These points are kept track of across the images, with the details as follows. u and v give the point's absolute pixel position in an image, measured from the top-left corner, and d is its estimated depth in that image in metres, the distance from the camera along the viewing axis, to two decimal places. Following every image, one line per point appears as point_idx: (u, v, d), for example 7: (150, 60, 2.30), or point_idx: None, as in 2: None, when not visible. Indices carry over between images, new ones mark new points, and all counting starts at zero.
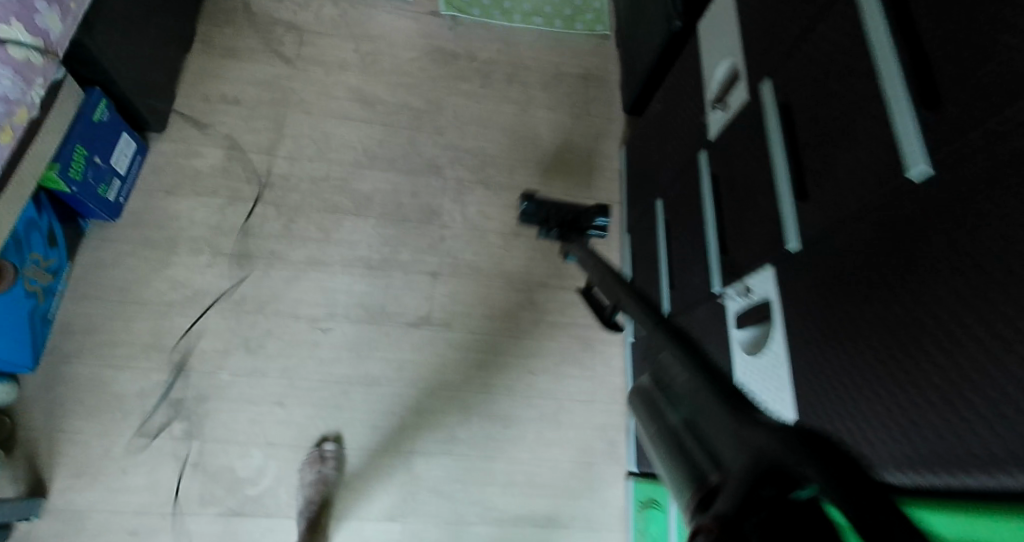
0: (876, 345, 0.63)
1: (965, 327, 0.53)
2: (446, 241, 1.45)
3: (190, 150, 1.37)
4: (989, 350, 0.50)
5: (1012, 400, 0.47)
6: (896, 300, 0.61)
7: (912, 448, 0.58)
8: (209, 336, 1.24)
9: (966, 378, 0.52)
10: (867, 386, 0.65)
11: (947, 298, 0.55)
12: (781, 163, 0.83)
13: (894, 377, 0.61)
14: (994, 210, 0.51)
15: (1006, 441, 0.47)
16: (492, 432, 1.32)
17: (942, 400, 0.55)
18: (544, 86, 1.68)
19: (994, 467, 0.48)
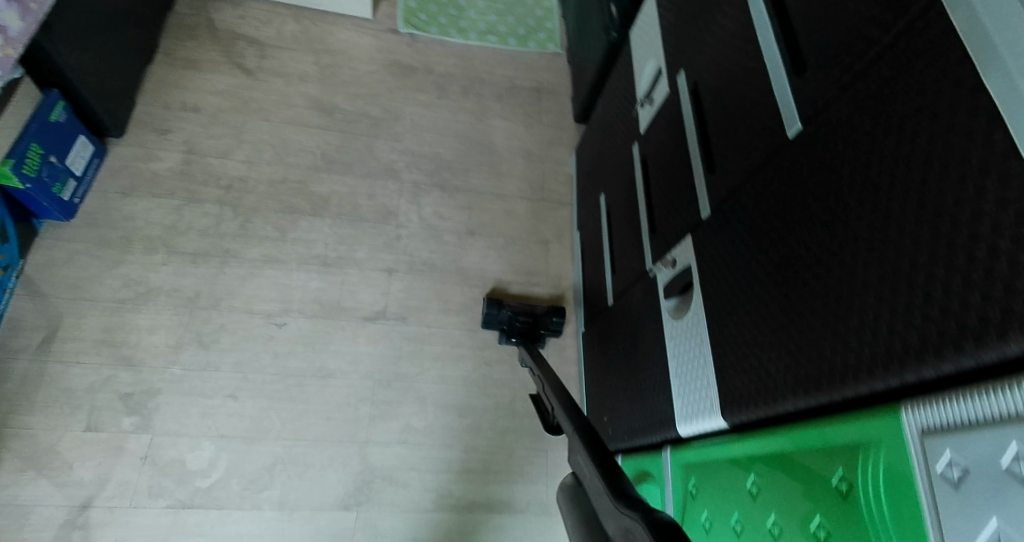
0: (772, 283, 0.72)
1: (838, 251, 0.61)
2: (402, 239, 1.50)
3: (149, 154, 1.40)
4: (857, 266, 0.58)
5: (878, 303, 0.55)
6: (785, 241, 0.70)
7: (800, 368, 0.65)
8: (162, 331, 1.25)
9: (841, 294, 0.60)
10: (765, 324, 0.72)
11: (820, 229, 0.64)
12: (693, 142, 0.93)
13: (786, 309, 0.69)
14: (851, 149, 0.60)
15: (876, 338, 0.55)
16: (447, 423, 1.34)
17: (823, 318, 0.63)
18: (498, 97, 1.77)
19: (867, 363, 0.56)
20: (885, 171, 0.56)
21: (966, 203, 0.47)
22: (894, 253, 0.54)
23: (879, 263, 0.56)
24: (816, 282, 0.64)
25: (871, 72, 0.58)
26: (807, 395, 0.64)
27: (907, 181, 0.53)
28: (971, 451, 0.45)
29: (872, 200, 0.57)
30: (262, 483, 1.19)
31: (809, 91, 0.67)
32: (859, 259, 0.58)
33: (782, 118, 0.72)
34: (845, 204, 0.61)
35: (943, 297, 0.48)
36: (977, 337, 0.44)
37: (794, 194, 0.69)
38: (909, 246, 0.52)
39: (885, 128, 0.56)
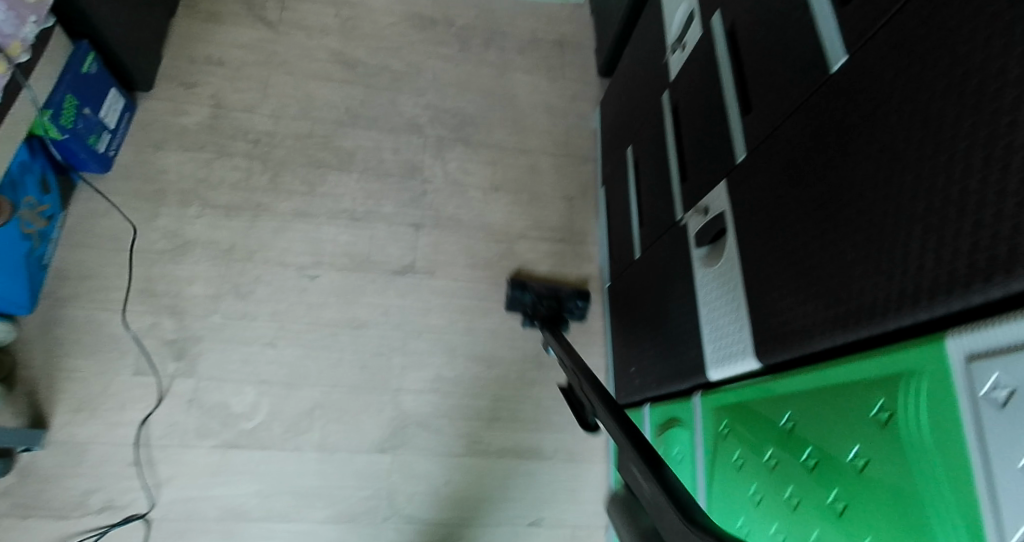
0: (812, 222, 0.73)
1: (883, 184, 0.62)
2: (428, 194, 1.51)
3: (176, 108, 1.41)
4: (903, 198, 0.59)
5: (925, 232, 0.56)
6: (826, 179, 0.71)
7: (840, 302, 0.67)
8: (200, 281, 1.29)
9: (885, 227, 0.61)
10: (805, 262, 0.74)
11: (865, 164, 0.65)
12: (729, 85, 0.93)
13: (827, 246, 0.70)
14: (900, 80, 0.61)
15: (922, 267, 0.56)
16: (477, 372, 1.38)
17: (866, 252, 0.64)
18: (520, 51, 1.74)
19: (910, 291, 0.58)
20: (933, 100, 0.56)
21: (1020, 123, 0.47)
22: (943, 181, 0.55)
23: (926, 193, 0.56)
24: (857, 216, 0.66)
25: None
26: (848, 327, 0.66)
27: (959, 107, 0.53)
28: (1017, 367, 0.47)
29: (921, 130, 0.57)
30: (303, 427, 1.25)
31: (855, 24, 0.67)
32: (905, 190, 0.59)
33: (826, 53, 0.71)
34: (892, 136, 0.61)
35: (991, 220, 0.49)
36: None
37: (837, 130, 0.69)
38: (958, 172, 0.53)
39: (937, 55, 0.56)
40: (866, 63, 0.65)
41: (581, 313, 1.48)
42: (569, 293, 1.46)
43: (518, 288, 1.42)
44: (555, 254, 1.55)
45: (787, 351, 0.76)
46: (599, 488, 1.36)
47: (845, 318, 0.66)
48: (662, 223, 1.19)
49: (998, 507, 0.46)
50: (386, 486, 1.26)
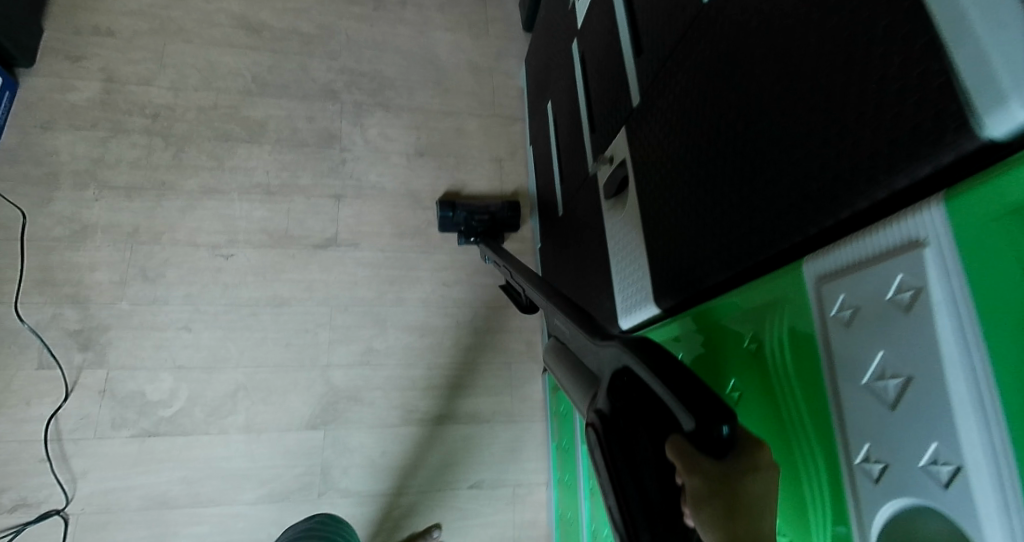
0: (692, 159, 0.72)
1: (747, 112, 0.61)
2: (347, 163, 1.45)
3: (64, 84, 1.31)
4: (764, 125, 0.58)
5: (783, 158, 0.56)
6: (702, 113, 0.69)
7: (718, 241, 0.66)
8: (105, 267, 1.22)
9: (751, 156, 0.60)
10: (688, 203, 0.73)
11: (732, 94, 0.63)
12: (622, 27, 0.89)
13: (704, 183, 0.69)
14: (761, 3, 0.59)
15: (781, 194, 0.56)
16: (409, 342, 1.36)
17: (735, 184, 0.63)
18: (440, 7, 1.67)
19: (774, 223, 0.57)
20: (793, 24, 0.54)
21: (872, 41, 0.46)
22: (797, 103, 0.54)
23: (783, 116, 0.56)
24: (729, 151, 0.64)
25: None
26: (724, 263, 0.65)
27: (811, 24, 0.52)
28: (860, 289, 0.46)
29: (778, 53, 0.56)
30: (226, 410, 1.21)
31: None
32: (765, 116, 0.58)
33: None
34: (753, 62, 0.60)
35: (839, 138, 0.49)
36: (870, 168, 0.46)
37: (708, 62, 0.67)
38: (811, 92, 0.52)
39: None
40: None
41: (516, 222, 1.47)
42: (500, 206, 1.44)
43: (446, 210, 1.39)
44: None
45: (678, 291, 0.76)
46: (538, 448, 1.37)
47: (722, 253, 0.66)
48: (578, 177, 1.17)
49: (847, 430, 0.47)
50: (320, 462, 1.24)
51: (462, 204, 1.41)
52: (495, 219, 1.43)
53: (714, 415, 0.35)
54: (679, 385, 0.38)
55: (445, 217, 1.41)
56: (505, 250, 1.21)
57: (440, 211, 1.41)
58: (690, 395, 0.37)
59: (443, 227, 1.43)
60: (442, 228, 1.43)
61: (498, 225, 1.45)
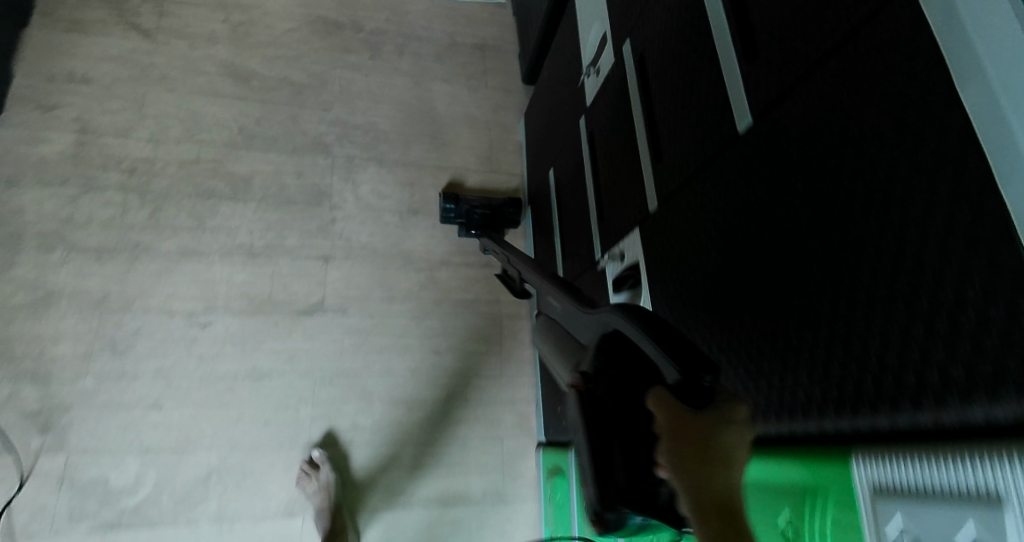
0: (720, 297, 0.65)
1: (790, 270, 0.54)
2: (337, 222, 1.38)
3: (33, 136, 1.22)
4: (810, 292, 0.52)
5: (830, 335, 0.49)
6: (735, 251, 0.63)
7: (751, 398, 0.60)
8: (68, 339, 1.12)
9: (792, 321, 0.54)
10: (715, 341, 0.66)
11: (772, 245, 0.57)
12: (640, 127, 0.84)
13: (735, 327, 0.62)
14: (806, 152, 0.53)
15: (827, 375, 0.50)
16: (398, 417, 1.28)
17: (772, 343, 0.57)
18: (437, 58, 1.63)
19: (819, 405, 0.51)
20: (845, 190, 0.48)
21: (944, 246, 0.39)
22: (851, 283, 0.47)
23: (831, 288, 0.49)
24: (765, 302, 0.58)
25: (830, 65, 0.50)
26: (760, 424, 0.59)
27: (869, 201, 0.46)
28: (923, 521, 0.40)
29: (828, 219, 0.50)
30: (197, 497, 1.12)
31: (758, 84, 0.58)
32: (812, 284, 0.52)
33: (731, 110, 0.63)
34: (799, 219, 0.53)
35: (900, 340, 0.43)
36: (938, 392, 0.39)
37: (745, 200, 0.61)
38: (869, 278, 0.46)
39: (844, 136, 0.48)
40: (774, 131, 0.57)
41: (516, 218, 1.48)
42: (500, 202, 1.46)
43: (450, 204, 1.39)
44: (482, 281, 1.45)
45: None
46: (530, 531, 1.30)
47: (757, 414, 0.59)
48: (583, 260, 1.11)
49: None
50: None
51: (466, 197, 1.42)
52: (495, 213, 1.45)
53: (697, 367, 0.39)
54: (663, 338, 0.43)
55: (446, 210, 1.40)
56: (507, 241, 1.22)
57: (443, 204, 1.41)
58: (672, 347, 0.41)
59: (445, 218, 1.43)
60: (443, 219, 1.42)
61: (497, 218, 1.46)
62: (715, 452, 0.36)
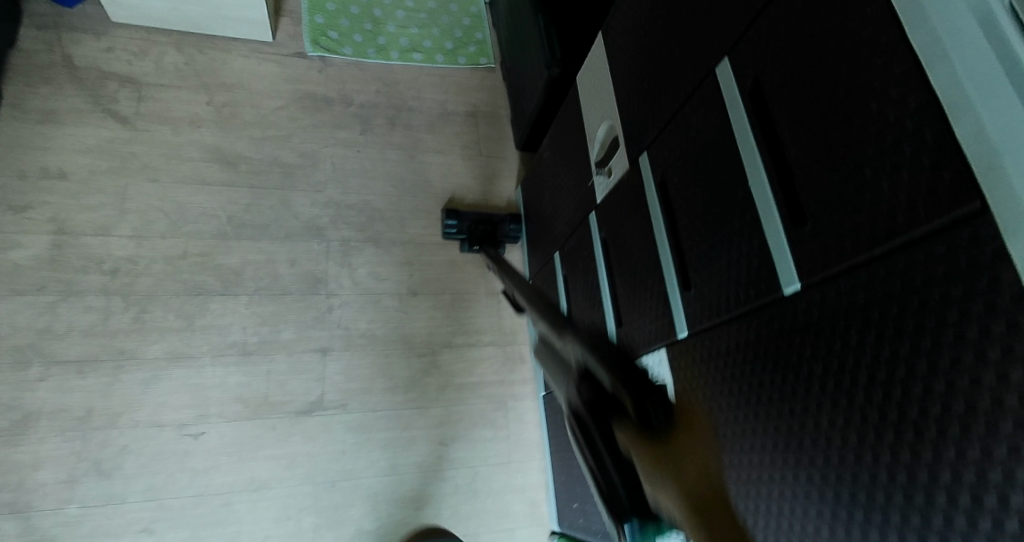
0: (765, 460, 0.59)
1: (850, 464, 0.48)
2: (334, 310, 1.32)
3: (6, 241, 1.14)
4: (876, 494, 0.46)
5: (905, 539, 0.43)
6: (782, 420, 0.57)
7: None
8: (49, 465, 1.03)
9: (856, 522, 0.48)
10: (765, 508, 0.59)
11: (829, 429, 0.51)
12: (665, 248, 0.81)
13: (787, 496, 0.56)
14: (863, 327, 0.48)
15: None
16: (405, 519, 1.21)
17: (835, 526, 0.50)
18: (430, 128, 1.60)
19: None
20: (912, 380, 0.43)
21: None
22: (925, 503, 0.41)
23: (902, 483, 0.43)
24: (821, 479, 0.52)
25: (896, 260, 0.44)
26: None
27: (945, 422, 0.40)
28: None
29: (897, 415, 0.44)
30: None
31: (810, 251, 0.54)
32: (879, 488, 0.45)
33: (776, 270, 0.58)
34: (863, 412, 0.47)
35: None
36: None
37: (796, 368, 0.55)
38: (945, 477, 0.40)
39: (914, 327, 0.43)
40: (830, 306, 0.51)
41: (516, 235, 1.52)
42: (501, 218, 1.50)
43: (451, 219, 1.43)
44: (487, 361, 1.39)
45: None
46: None
47: None
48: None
49: None
50: None
51: (467, 213, 1.45)
52: (496, 228, 1.48)
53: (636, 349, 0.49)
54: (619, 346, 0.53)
55: (447, 226, 1.44)
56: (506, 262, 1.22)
57: (444, 219, 1.44)
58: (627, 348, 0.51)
59: (446, 234, 1.46)
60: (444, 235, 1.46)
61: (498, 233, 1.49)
62: (682, 463, 0.47)
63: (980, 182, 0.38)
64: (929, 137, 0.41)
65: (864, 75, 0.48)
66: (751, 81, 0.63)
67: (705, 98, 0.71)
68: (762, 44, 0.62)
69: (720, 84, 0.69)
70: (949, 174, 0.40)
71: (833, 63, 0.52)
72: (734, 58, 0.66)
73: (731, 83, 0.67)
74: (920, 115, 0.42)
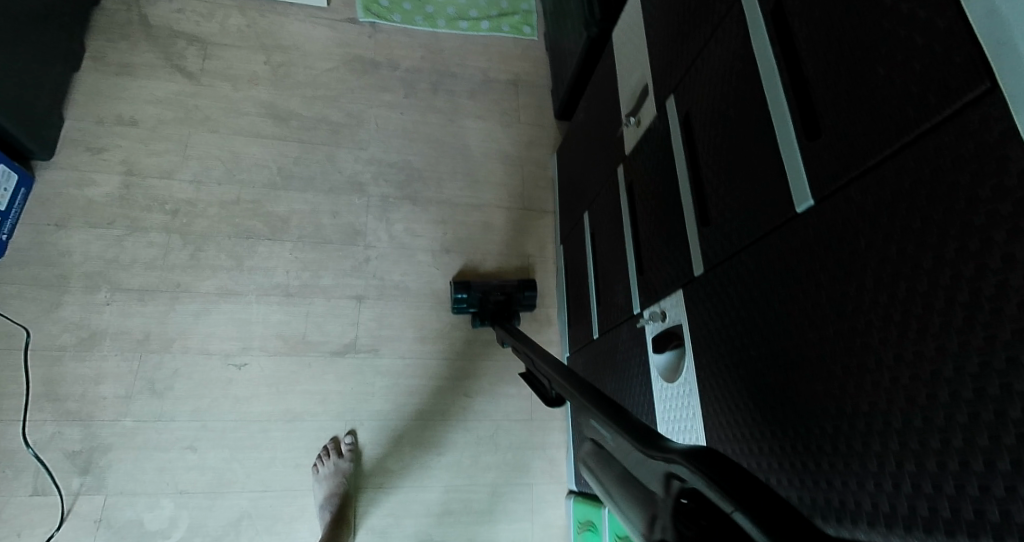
0: (767, 365, 0.61)
1: (855, 378, 0.50)
2: (371, 261, 1.38)
3: (83, 179, 1.26)
4: (877, 401, 0.47)
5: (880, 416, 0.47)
6: (796, 346, 0.57)
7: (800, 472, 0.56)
8: (109, 381, 1.14)
9: (854, 444, 0.49)
10: (762, 401, 0.62)
11: (839, 348, 0.52)
12: (685, 186, 0.80)
13: (775, 394, 0.60)
14: (869, 225, 0.49)
15: (867, 450, 0.48)
16: (427, 461, 1.26)
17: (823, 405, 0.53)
18: (471, 94, 1.64)
19: (861, 478, 0.49)
20: (906, 275, 0.45)
21: (994, 367, 0.38)
22: (921, 420, 0.43)
23: (886, 367, 0.46)
24: (817, 364, 0.54)
25: (904, 159, 0.45)
26: (796, 486, 0.57)
27: (944, 338, 0.42)
28: None
29: (887, 308, 0.47)
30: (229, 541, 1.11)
31: (821, 163, 0.54)
32: (878, 409, 0.47)
33: (789, 190, 0.59)
34: (880, 335, 0.47)
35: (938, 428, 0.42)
36: (976, 502, 0.39)
37: (806, 285, 0.56)
38: (927, 376, 0.43)
39: (907, 226, 0.45)
40: (839, 218, 0.52)
41: (533, 303, 1.39)
42: (518, 285, 1.37)
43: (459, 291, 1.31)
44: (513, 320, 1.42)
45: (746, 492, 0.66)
46: None
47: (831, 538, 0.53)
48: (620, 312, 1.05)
49: None
50: None
51: (478, 284, 1.33)
52: (510, 298, 1.35)
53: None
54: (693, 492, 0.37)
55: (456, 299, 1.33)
56: (526, 337, 1.06)
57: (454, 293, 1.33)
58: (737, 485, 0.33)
59: (457, 305, 1.34)
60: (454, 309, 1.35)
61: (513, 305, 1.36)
62: None
63: (992, 60, 0.38)
64: (941, 24, 0.42)
65: None
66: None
67: (730, 24, 0.70)
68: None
69: (742, 7, 0.67)
70: (962, 58, 0.40)
71: None
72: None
73: (752, 3, 0.65)
74: (935, 2, 0.43)
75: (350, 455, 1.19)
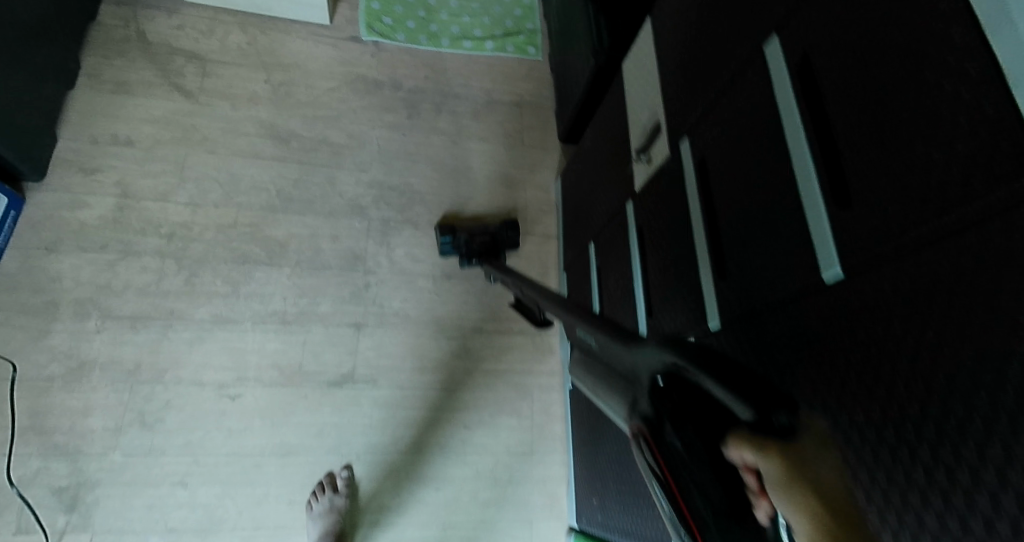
0: None
1: (888, 464, 0.47)
2: (371, 287, 1.35)
3: (75, 201, 1.23)
4: (911, 493, 0.44)
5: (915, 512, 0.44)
6: (824, 420, 0.54)
7: None
8: (98, 413, 1.10)
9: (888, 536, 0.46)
10: None
11: (869, 429, 0.49)
12: (701, 234, 0.77)
13: None
14: (906, 307, 0.46)
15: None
16: (424, 496, 1.23)
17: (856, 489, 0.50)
18: (475, 115, 1.61)
19: None
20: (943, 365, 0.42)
21: None
22: (958, 524, 0.40)
23: (922, 460, 0.43)
24: (847, 444, 0.51)
25: (944, 243, 0.42)
26: None
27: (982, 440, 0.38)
28: None
29: (921, 397, 0.44)
30: None
31: (852, 233, 0.52)
32: (913, 504, 0.44)
33: (815, 255, 0.56)
34: (914, 425, 0.44)
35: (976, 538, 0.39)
36: None
37: (835, 358, 0.53)
38: (964, 478, 0.40)
39: (945, 313, 0.42)
40: (872, 293, 0.49)
41: (516, 243, 1.44)
42: (501, 226, 1.41)
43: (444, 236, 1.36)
44: (514, 349, 1.39)
45: None
46: None
47: None
48: None
49: None
50: None
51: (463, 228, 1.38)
52: (496, 239, 1.39)
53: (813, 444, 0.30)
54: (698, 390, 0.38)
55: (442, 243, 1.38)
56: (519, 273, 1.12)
57: (439, 235, 1.38)
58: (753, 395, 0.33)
59: (443, 247, 1.39)
60: (441, 253, 1.40)
61: (500, 244, 1.40)
62: None
63: None
64: (988, 107, 0.39)
65: (921, 45, 0.46)
66: (801, 56, 0.59)
67: (753, 74, 0.68)
68: (810, 13, 0.58)
69: (765, 58, 0.65)
70: (1009, 146, 0.37)
71: (886, 36, 0.49)
72: (781, 28, 0.63)
73: (778, 56, 0.63)
74: (983, 84, 0.40)
75: (346, 490, 1.15)
